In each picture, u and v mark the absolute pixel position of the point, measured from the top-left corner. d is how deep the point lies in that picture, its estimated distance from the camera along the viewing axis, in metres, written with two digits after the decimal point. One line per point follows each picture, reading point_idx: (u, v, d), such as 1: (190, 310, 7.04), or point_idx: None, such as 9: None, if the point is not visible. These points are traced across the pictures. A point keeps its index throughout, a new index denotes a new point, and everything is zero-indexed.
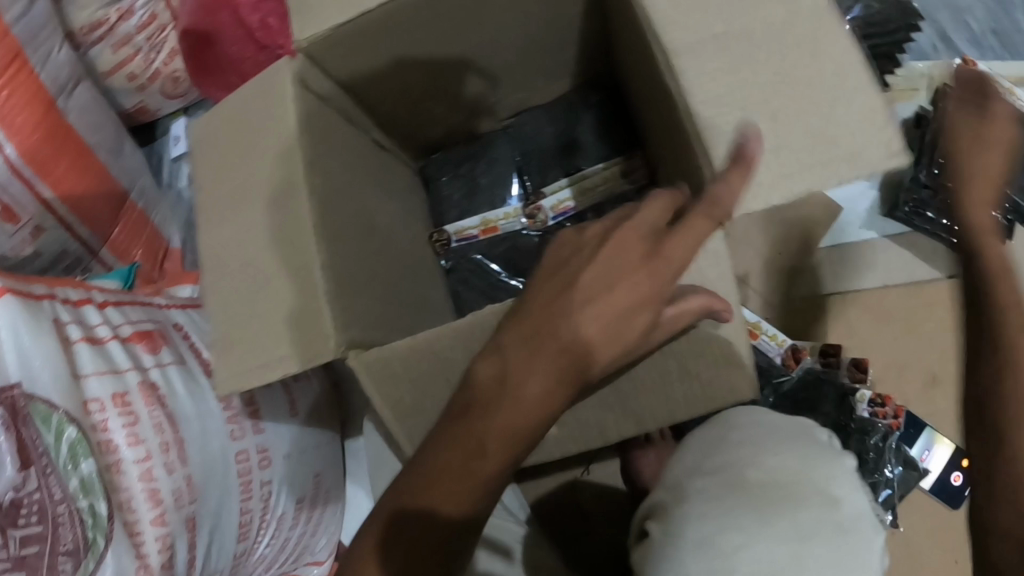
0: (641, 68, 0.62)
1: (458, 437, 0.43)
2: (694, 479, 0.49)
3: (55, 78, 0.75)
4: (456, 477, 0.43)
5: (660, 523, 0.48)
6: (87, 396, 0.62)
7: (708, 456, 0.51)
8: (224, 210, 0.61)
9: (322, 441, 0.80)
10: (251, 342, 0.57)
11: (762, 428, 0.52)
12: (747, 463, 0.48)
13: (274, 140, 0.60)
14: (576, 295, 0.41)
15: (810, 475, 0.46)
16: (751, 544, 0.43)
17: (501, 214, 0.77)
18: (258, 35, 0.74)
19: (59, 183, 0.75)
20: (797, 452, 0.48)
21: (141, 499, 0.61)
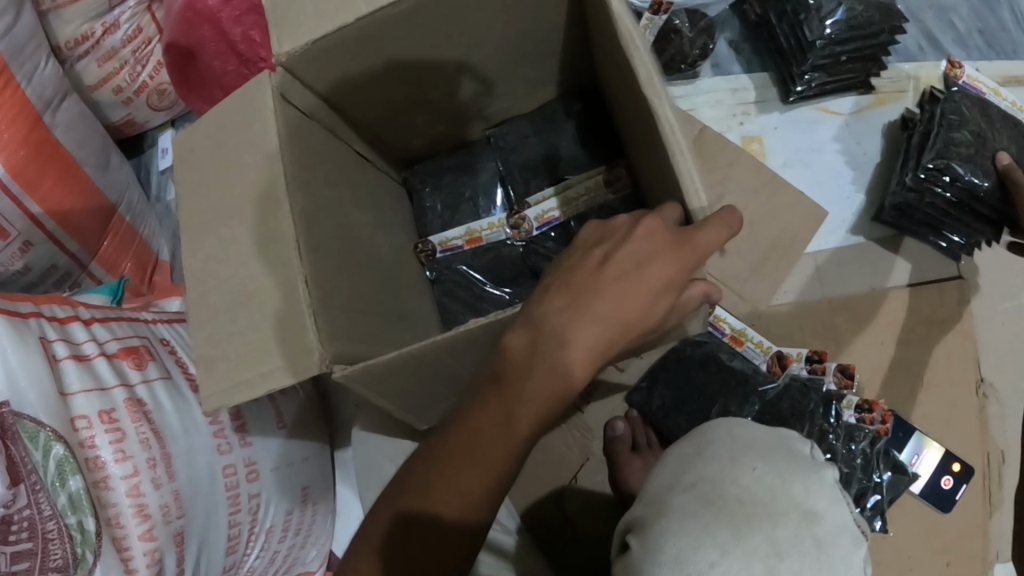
0: (620, 78, 0.61)
1: (491, 407, 0.49)
2: (671, 491, 0.48)
3: (41, 93, 0.75)
4: (489, 443, 0.49)
5: (639, 537, 0.47)
6: (74, 413, 0.62)
7: (684, 470, 0.50)
8: (205, 229, 0.61)
9: (311, 453, 0.80)
10: (230, 360, 0.57)
11: (740, 438, 0.51)
12: (724, 477, 0.47)
13: (252, 156, 0.60)
14: (608, 276, 0.47)
15: (788, 489, 0.46)
16: (730, 563, 0.42)
17: (485, 223, 0.77)
18: (241, 47, 0.77)
19: (47, 200, 0.76)
20: (776, 466, 0.48)
21: (129, 514, 0.62)
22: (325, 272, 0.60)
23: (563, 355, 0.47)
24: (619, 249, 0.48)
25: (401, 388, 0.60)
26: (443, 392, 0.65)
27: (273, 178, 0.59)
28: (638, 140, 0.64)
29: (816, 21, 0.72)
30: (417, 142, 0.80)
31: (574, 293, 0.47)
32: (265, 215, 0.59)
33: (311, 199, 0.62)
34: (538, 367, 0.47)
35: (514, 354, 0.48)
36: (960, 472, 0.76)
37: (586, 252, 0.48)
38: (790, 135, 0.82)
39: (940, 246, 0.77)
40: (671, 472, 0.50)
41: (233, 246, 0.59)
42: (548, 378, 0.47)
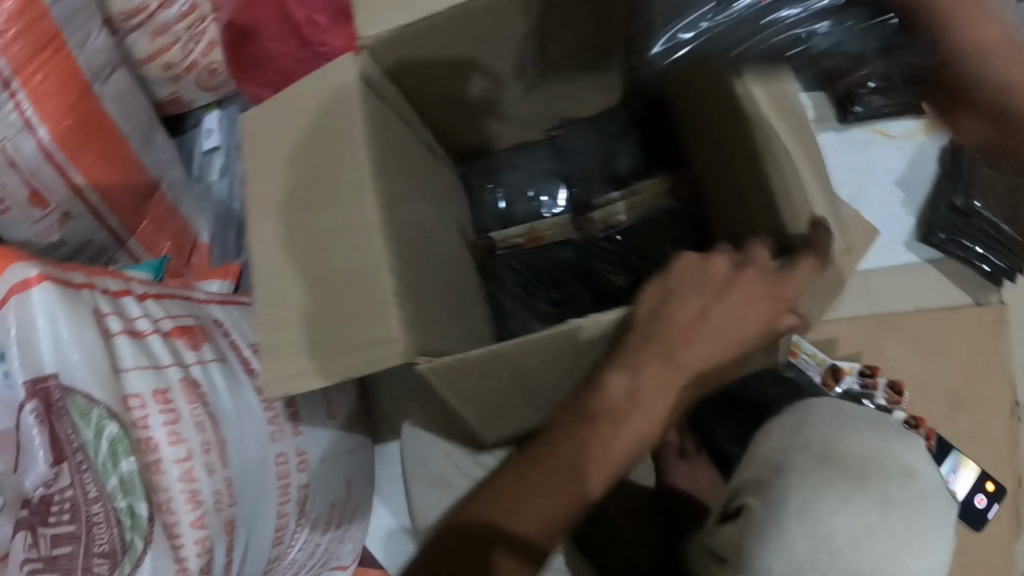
0: (700, 85, 0.62)
1: (578, 440, 0.49)
2: (785, 453, 0.51)
3: (91, 63, 0.72)
4: (573, 476, 0.49)
5: (757, 497, 0.50)
6: (128, 392, 0.60)
7: (792, 434, 0.52)
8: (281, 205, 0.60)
9: (354, 445, 0.77)
10: (305, 348, 0.54)
11: (842, 407, 0.54)
12: (836, 436, 0.50)
13: (343, 140, 0.59)
14: (700, 328, 0.48)
15: (891, 446, 0.49)
16: (848, 511, 0.45)
17: (549, 223, 0.78)
18: (304, 31, 0.74)
19: (91, 171, 0.72)
20: (878, 428, 0.50)
21: (180, 500, 0.59)
22: (401, 258, 0.58)
23: (655, 400, 0.48)
24: (716, 304, 0.47)
25: (487, 402, 0.58)
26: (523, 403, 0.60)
27: (359, 164, 0.58)
28: (718, 153, 0.64)
29: None
30: (479, 138, 0.79)
31: (660, 341, 0.48)
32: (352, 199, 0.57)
33: (389, 183, 0.60)
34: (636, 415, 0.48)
35: (612, 395, 0.48)
36: (993, 491, 0.76)
37: (680, 302, 0.48)
38: (842, 154, 0.84)
39: (983, 272, 0.80)
40: (777, 437, 0.53)
41: (317, 229, 0.57)
42: (638, 425, 0.48)
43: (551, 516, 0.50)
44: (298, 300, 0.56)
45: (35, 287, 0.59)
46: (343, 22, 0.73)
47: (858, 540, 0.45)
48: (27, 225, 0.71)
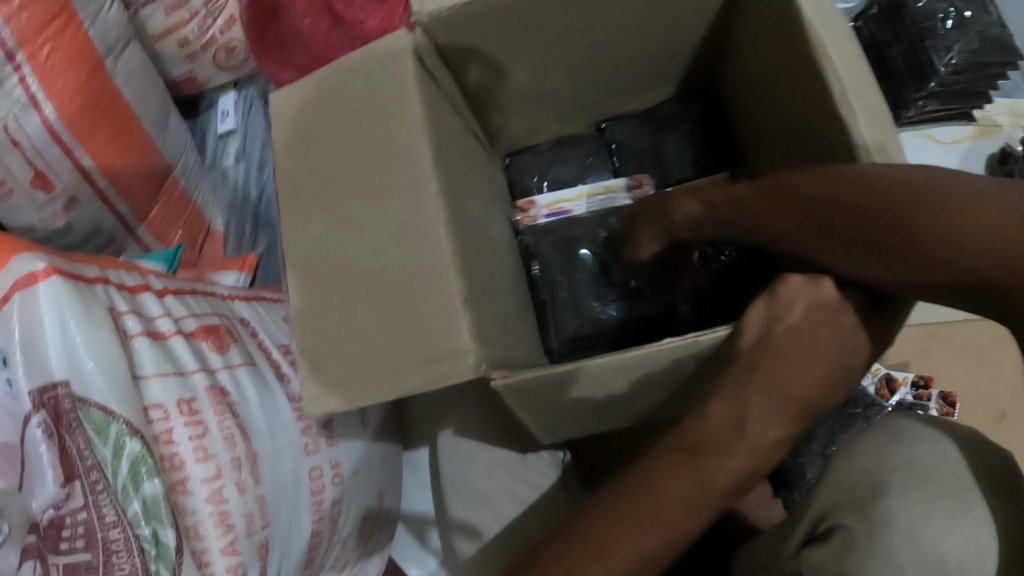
0: (770, 82, 0.59)
1: (685, 470, 0.45)
2: (879, 475, 0.47)
3: (103, 36, 0.65)
4: (677, 505, 0.44)
5: (856, 517, 0.46)
6: (149, 402, 0.54)
7: (885, 453, 0.48)
8: (330, 194, 0.54)
9: (388, 455, 0.71)
10: (375, 363, 0.50)
11: (929, 425, 0.49)
12: (931, 454, 0.46)
13: (401, 123, 0.54)
14: (808, 355, 0.44)
15: (998, 461, 0.44)
16: (959, 530, 0.42)
17: (601, 187, 0.70)
18: (336, 8, 0.69)
19: (99, 152, 0.65)
20: (979, 442, 0.46)
21: (209, 523, 0.53)
22: (463, 257, 0.53)
23: (762, 429, 0.44)
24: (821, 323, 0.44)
25: (558, 417, 0.56)
26: (590, 418, 0.57)
27: (417, 153, 0.53)
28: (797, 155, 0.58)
29: (943, 49, 0.71)
30: (519, 128, 0.74)
31: (764, 371, 0.44)
32: (416, 197, 0.52)
33: (450, 176, 0.56)
34: (741, 442, 0.44)
35: (716, 425, 0.45)
36: None
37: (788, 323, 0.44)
38: None
39: None
40: (870, 457, 0.49)
41: (374, 228, 0.52)
42: (749, 456, 0.44)
43: (651, 557, 0.45)
44: (358, 303, 0.51)
45: (43, 281, 0.52)
46: (378, 2, 0.69)
47: (971, 565, 0.41)
48: (30, 208, 0.64)
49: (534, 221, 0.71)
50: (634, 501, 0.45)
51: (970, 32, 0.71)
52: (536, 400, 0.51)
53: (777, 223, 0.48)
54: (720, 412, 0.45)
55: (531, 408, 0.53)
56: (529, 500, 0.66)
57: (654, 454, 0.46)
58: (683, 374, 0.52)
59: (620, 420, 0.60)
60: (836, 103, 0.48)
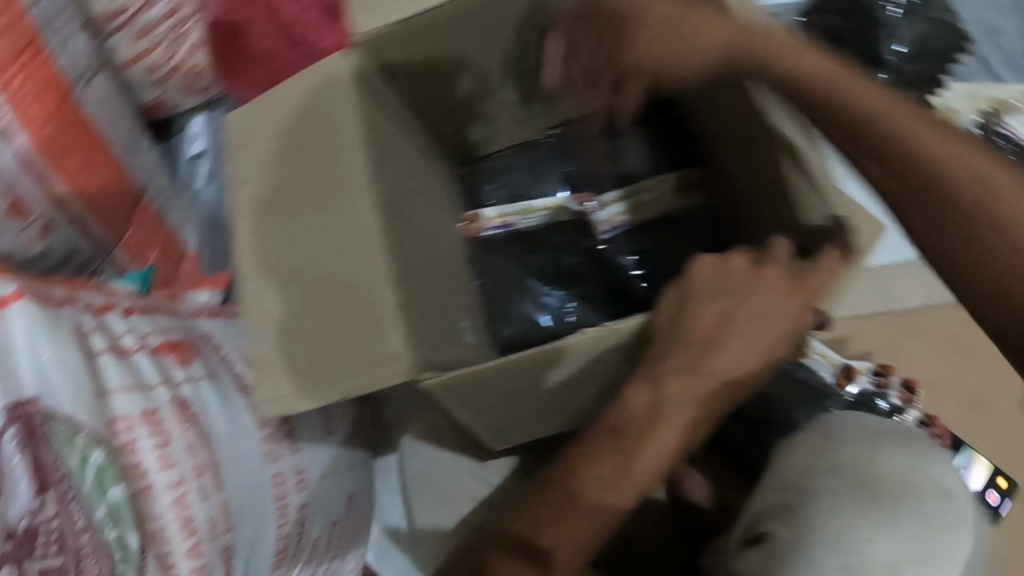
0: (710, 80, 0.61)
1: (609, 454, 0.50)
2: (810, 479, 0.55)
3: (73, 67, 0.70)
4: (605, 489, 0.50)
5: (784, 526, 0.53)
6: (115, 415, 0.57)
7: (818, 458, 0.56)
8: (275, 210, 0.56)
9: (356, 461, 0.74)
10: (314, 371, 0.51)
11: (861, 425, 0.58)
12: (862, 462, 0.54)
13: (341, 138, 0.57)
14: (728, 330, 0.49)
15: (925, 472, 0.53)
16: (883, 536, 0.50)
17: (543, 203, 0.71)
18: (293, 29, 0.72)
19: (73, 178, 0.69)
20: (909, 452, 0.55)
21: (174, 528, 0.56)
22: (401, 262, 0.55)
23: (676, 413, 0.50)
24: (739, 304, 0.49)
25: (495, 419, 0.59)
26: (532, 413, 0.59)
27: (354, 170, 0.56)
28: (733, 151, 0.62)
29: (890, 36, 0.71)
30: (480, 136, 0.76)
31: (682, 350, 0.49)
32: (354, 205, 0.55)
33: (389, 187, 0.58)
34: (659, 426, 0.50)
35: None
36: (1006, 487, 0.75)
37: (703, 305, 0.49)
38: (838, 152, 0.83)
39: None
40: (804, 461, 0.56)
41: (318, 238, 0.55)
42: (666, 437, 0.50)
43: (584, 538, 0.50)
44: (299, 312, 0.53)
45: (14, 303, 0.55)
46: (334, 19, 0.71)
47: (897, 568, 0.49)
48: (11, 237, 0.65)
49: (478, 231, 0.70)
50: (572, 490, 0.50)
51: (919, 20, 0.72)
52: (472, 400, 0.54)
53: (847, 90, 0.49)
54: (639, 399, 0.50)
55: (471, 411, 0.55)
56: (483, 494, 0.74)
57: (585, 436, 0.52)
58: (609, 369, 0.55)
59: (559, 420, 0.64)
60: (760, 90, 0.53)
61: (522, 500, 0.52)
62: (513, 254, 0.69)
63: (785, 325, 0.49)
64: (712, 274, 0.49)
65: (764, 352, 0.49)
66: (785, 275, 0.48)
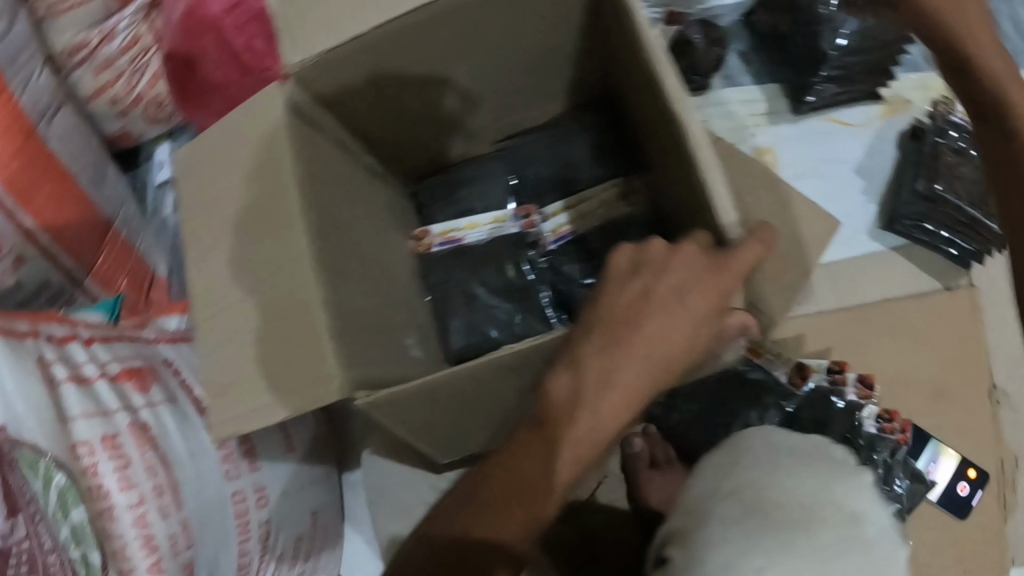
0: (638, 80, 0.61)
1: (532, 447, 0.49)
2: (713, 499, 0.55)
3: (36, 103, 0.72)
4: (530, 487, 0.49)
5: (682, 548, 0.53)
6: (76, 439, 0.58)
7: (723, 478, 0.56)
8: (212, 239, 0.58)
9: (318, 477, 0.77)
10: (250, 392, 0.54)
11: (774, 446, 0.58)
12: (762, 483, 0.54)
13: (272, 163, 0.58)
14: (647, 308, 0.48)
15: (830, 493, 0.52)
16: (777, 566, 0.49)
17: (489, 218, 0.72)
18: (244, 58, 0.74)
19: (42, 212, 0.72)
20: (816, 473, 0.54)
21: (135, 546, 0.58)
22: (334, 286, 0.57)
23: (598, 400, 0.48)
24: (657, 281, 0.48)
25: (428, 422, 0.58)
26: (467, 421, 0.61)
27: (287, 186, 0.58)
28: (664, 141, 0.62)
29: (831, 32, 0.72)
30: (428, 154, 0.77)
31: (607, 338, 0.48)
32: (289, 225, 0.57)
33: (326, 213, 0.61)
34: (579, 413, 0.48)
35: None
36: (976, 478, 0.76)
37: (622, 286, 0.49)
38: (802, 145, 0.81)
39: (952, 256, 0.78)
40: (710, 481, 0.57)
41: (252, 263, 0.57)
42: (590, 423, 0.48)
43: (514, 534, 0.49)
44: (237, 338, 0.55)
45: None
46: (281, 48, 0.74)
47: None
48: None
49: (427, 249, 0.73)
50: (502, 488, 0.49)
51: None
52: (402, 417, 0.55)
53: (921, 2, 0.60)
54: (561, 385, 0.48)
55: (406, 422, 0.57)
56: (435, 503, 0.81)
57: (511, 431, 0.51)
58: (535, 371, 0.54)
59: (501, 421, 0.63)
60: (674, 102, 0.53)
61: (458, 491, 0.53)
62: (462, 268, 0.71)
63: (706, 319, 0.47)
64: (632, 265, 0.49)
65: (688, 346, 0.47)
66: (702, 252, 0.48)
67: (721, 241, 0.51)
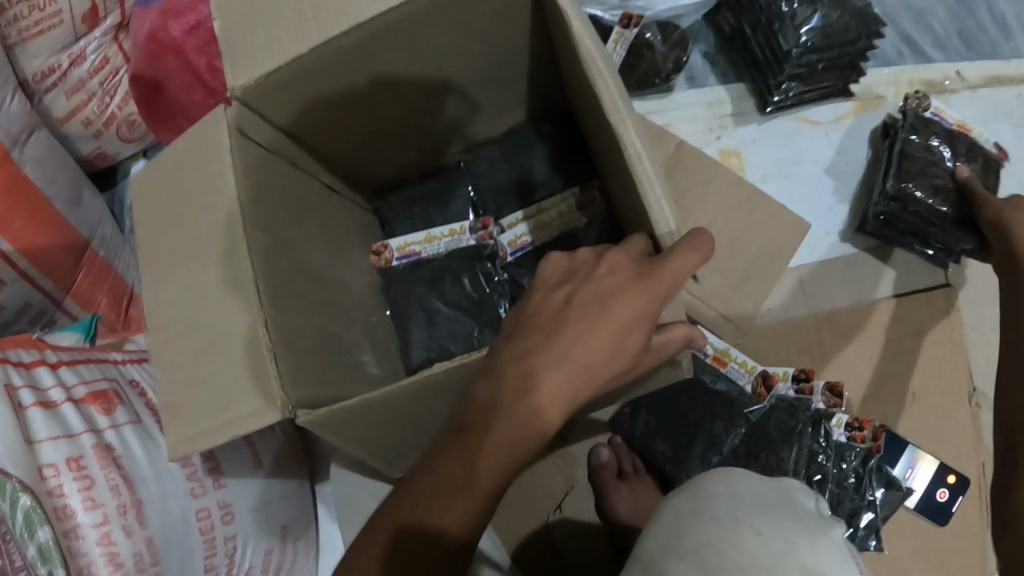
0: (579, 78, 0.60)
1: (452, 456, 0.47)
2: (664, 556, 0.46)
3: (8, 130, 0.74)
4: (448, 497, 0.47)
5: None
6: (42, 462, 0.60)
7: (677, 533, 0.47)
8: (150, 267, 0.57)
9: (289, 491, 0.79)
10: (189, 417, 0.52)
11: (737, 492, 0.49)
12: (718, 540, 0.45)
13: (207, 184, 0.57)
14: (571, 316, 0.46)
15: (792, 552, 0.44)
16: None
17: (445, 231, 0.74)
18: (207, 77, 0.75)
19: (17, 238, 0.73)
20: (780, 529, 0.45)
21: (100, 563, 0.60)
22: (283, 308, 0.57)
23: (519, 404, 0.46)
24: (582, 288, 0.47)
25: (363, 434, 0.57)
26: (413, 434, 0.62)
27: (226, 192, 0.56)
28: (608, 151, 0.60)
29: (791, 30, 0.72)
30: (388, 170, 0.78)
31: (541, 352, 0.46)
32: (229, 240, 0.55)
33: (283, 239, 0.61)
34: (497, 419, 0.46)
35: (454, 471, 0.47)
36: (954, 484, 0.76)
37: (548, 293, 0.48)
38: (766, 147, 0.85)
39: (927, 255, 0.80)
40: (665, 534, 0.48)
41: (187, 283, 0.56)
42: (513, 428, 0.46)
43: (456, 530, 0.47)
44: (175, 363, 0.54)
45: None
46: None
47: None
48: None
49: (386, 264, 0.74)
50: (442, 484, 0.47)
51: (820, 5, 0.72)
52: (340, 438, 0.56)
53: None
54: (483, 391, 0.46)
55: (350, 442, 0.58)
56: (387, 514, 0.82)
57: (440, 436, 0.49)
58: (463, 382, 0.53)
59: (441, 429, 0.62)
60: (606, 110, 0.52)
61: (388, 501, 0.50)
62: (421, 282, 0.72)
63: (638, 339, 0.45)
64: (561, 278, 0.48)
65: (617, 361, 0.46)
66: (629, 262, 0.47)
67: (656, 246, 0.49)
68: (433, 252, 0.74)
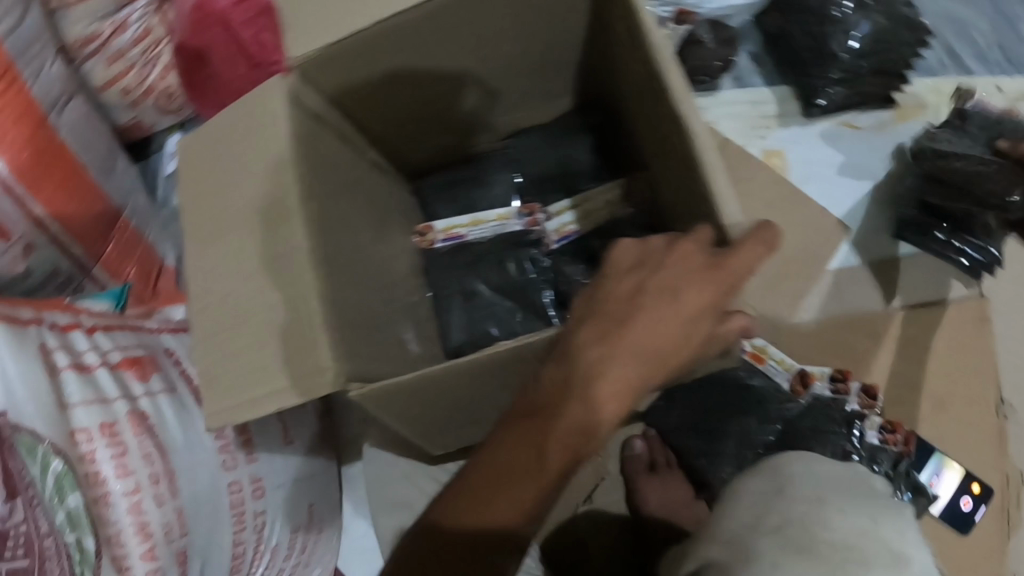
0: (634, 68, 0.60)
1: (516, 443, 0.47)
2: (750, 531, 0.50)
3: (46, 93, 0.72)
4: (516, 483, 0.47)
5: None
6: (75, 426, 0.57)
7: (763, 508, 0.51)
8: (200, 229, 0.56)
9: (316, 471, 0.80)
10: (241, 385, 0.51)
11: (814, 472, 0.53)
12: (805, 514, 0.49)
13: (261, 153, 0.56)
14: (640, 304, 0.46)
15: (875, 530, 0.47)
16: None
17: (491, 215, 0.73)
18: (252, 50, 0.73)
19: (50, 202, 0.71)
20: (864, 510, 0.49)
21: (130, 533, 0.57)
22: (337, 281, 0.57)
23: (589, 389, 0.46)
24: (651, 277, 0.47)
25: (411, 411, 0.57)
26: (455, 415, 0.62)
27: (283, 164, 0.55)
28: (662, 145, 0.60)
29: (841, 33, 0.78)
30: (430, 152, 0.78)
31: (610, 337, 0.46)
32: (282, 210, 0.55)
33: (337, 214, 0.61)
34: (567, 402, 0.46)
35: (514, 450, 0.47)
36: (979, 493, 0.78)
37: (619, 279, 0.47)
38: (803, 149, 0.86)
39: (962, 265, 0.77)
40: (752, 505, 0.52)
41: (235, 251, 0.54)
42: (580, 411, 0.46)
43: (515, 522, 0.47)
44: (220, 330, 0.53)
45: None
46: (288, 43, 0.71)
47: None
48: None
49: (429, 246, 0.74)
50: (500, 473, 0.47)
51: (871, 13, 0.78)
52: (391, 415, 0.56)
53: None
54: (552, 376, 0.46)
55: (397, 418, 0.58)
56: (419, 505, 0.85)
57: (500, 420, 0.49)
58: (521, 362, 0.53)
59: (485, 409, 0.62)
60: (673, 96, 0.52)
61: (452, 484, 0.50)
62: (461, 267, 0.73)
63: (704, 331, 0.45)
64: (631, 264, 0.48)
65: (686, 348, 0.46)
66: (701, 254, 0.46)
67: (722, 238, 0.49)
68: (478, 237, 0.73)
